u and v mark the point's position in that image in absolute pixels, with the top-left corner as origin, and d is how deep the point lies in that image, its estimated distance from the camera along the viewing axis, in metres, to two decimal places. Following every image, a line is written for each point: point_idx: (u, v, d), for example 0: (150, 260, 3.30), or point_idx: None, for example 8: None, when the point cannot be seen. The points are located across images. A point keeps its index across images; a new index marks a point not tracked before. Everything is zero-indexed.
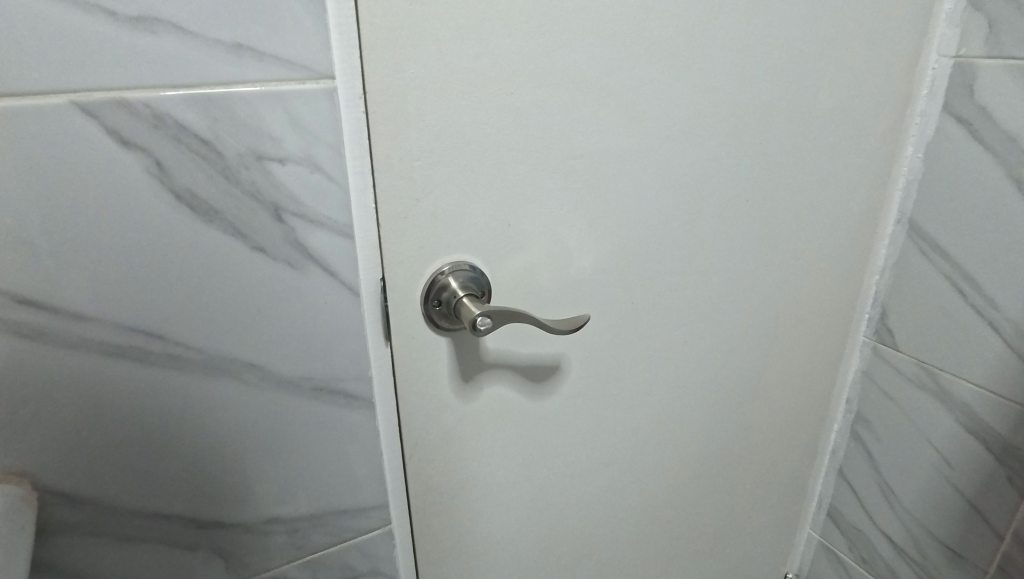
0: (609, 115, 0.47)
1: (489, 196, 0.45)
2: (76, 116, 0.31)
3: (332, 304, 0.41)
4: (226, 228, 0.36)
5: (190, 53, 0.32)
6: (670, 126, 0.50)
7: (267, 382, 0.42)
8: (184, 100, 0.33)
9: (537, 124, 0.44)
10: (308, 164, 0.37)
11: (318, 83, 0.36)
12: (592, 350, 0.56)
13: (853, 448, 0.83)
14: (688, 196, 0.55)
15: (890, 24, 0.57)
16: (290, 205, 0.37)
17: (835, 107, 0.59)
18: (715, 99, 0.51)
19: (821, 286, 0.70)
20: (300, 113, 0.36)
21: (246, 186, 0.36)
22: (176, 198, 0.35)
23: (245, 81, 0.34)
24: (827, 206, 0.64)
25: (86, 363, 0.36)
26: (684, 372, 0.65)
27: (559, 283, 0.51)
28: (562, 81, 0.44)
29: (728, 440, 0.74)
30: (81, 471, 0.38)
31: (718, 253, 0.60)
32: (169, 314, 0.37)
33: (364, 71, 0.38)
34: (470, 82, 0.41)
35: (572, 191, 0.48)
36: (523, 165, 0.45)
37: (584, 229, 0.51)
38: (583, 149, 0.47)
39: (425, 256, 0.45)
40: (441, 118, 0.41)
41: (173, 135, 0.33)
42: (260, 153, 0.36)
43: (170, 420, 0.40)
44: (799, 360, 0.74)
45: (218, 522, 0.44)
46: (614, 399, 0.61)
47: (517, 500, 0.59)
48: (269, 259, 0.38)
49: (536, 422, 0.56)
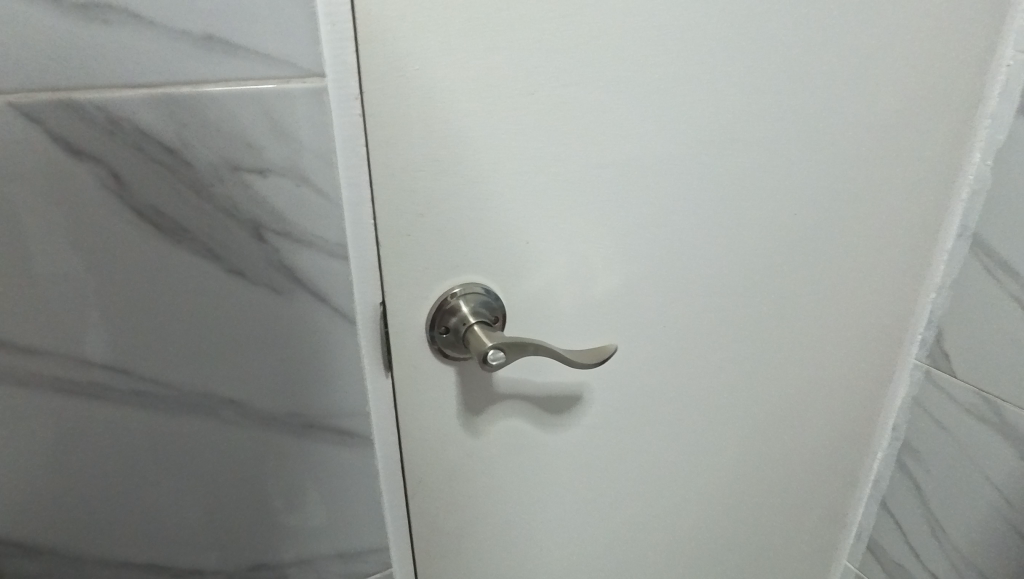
0: (641, 118, 0.41)
1: (503, 211, 0.39)
2: (18, 124, 0.27)
3: (324, 334, 0.36)
4: (196, 248, 0.32)
5: (150, 47, 0.28)
6: (710, 131, 0.44)
7: (249, 419, 0.37)
8: (144, 102, 0.29)
9: (559, 130, 0.39)
10: (293, 176, 0.32)
11: (303, 81, 0.30)
12: (616, 379, 0.50)
13: (900, 480, 0.74)
14: (727, 208, 0.48)
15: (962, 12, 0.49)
16: (272, 222, 0.33)
17: (897, 107, 0.51)
18: (760, 100, 0.45)
19: (873, 307, 0.62)
20: (282, 117, 0.31)
21: (220, 201, 0.31)
22: (137, 214, 0.30)
23: (215, 81, 0.29)
24: (883, 218, 0.57)
25: (39, 402, 0.32)
26: (718, 401, 0.58)
27: (580, 307, 0.45)
28: (590, 79, 0.38)
29: (765, 473, 0.67)
30: (39, 517, 0.35)
31: (758, 271, 0.53)
32: (134, 344, 0.33)
33: (359, 69, 0.32)
34: (483, 81, 0.35)
35: (597, 205, 0.42)
36: (543, 174, 0.39)
37: (612, 246, 0.44)
38: (611, 158, 0.41)
39: (430, 277, 0.39)
40: (449, 122, 0.35)
41: (132, 143, 0.29)
42: (236, 164, 0.31)
43: (140, 462, 0.36)
44: (844, 387, 0.67)
45: (197, 568, 0.40)
46: (640, 434, 0.54)
47: (532, 543, 0.53)
48: (248, 283, 0.33)
49: (554, 459, 0.50)
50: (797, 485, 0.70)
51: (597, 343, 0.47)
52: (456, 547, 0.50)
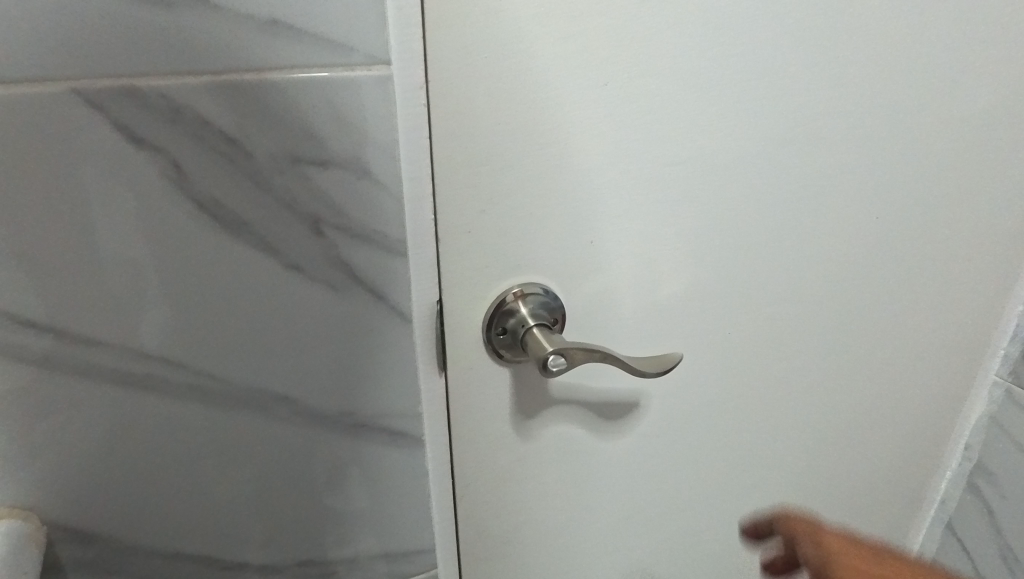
0: (719, 112, 0.38)
1: (568, 209, 0.37)
2: (81, 111, 0.27)
3: (380, 332, 0.35)
4: (255, 242, 0.31)
5: (214, 33, 0.27)
6: (793, 127, 0.40)
7: (301, 416, 0.36)
8: (206, 90, 0.28)
9: (631, 123, 0.36)
10: (355, 169, 0.31)
11: (369, 69, 0.29)
12: (676, 388, 0.47)
13: (972, 508, 0.67)
14: (807, 211, 0.44)
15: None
16: (331, 217, 0.31)
17: (1001, 98, 0.45)
18: (851, 93, 0.41)
19: (950, 322, 0.56)
20: (346, 107, 0.29)
21: (280, 194, 0.30)
22: (197, 206, 0.30)
23: (280, 68, 0.28)
24: (977, 223, 0.51)
25: (98, 392, 0.32)
26: (783, 417, 0.54)
27: (643, 312, 0.43)
28: (666, 69, 0.35)
29: (832, 495, 0.62)
30: (94, 505, 0.35)
31: (836, 280, 0.48)
32: (191, 338, 0.32)
33: (425, 56, 0.31)
34: (553, 71, 0.33)
35: (665, 204, 0.39)
36: (611, 171, 0.37)
37: (679, 249, 0.41)
38: (684, 154, 0.38)
39: (488, 276, 0.37)
40: (517, 113, 0.33)
41: (194, 132, 0.28)
42: (297, 156, 0.30)
43: (193, 455, 0.35)
44: (920, 406, 0.61)
45: (245, 562, 0.40)
46: (697, 447, 0.51)
47: (578, 551, 0.52)
48: (304, 279, 0.33)
49: (606, 469, 0.48)
50: (863, 507, 0.66)
51: (659, 351, 0.44)
52: (501, 550, 0.49)
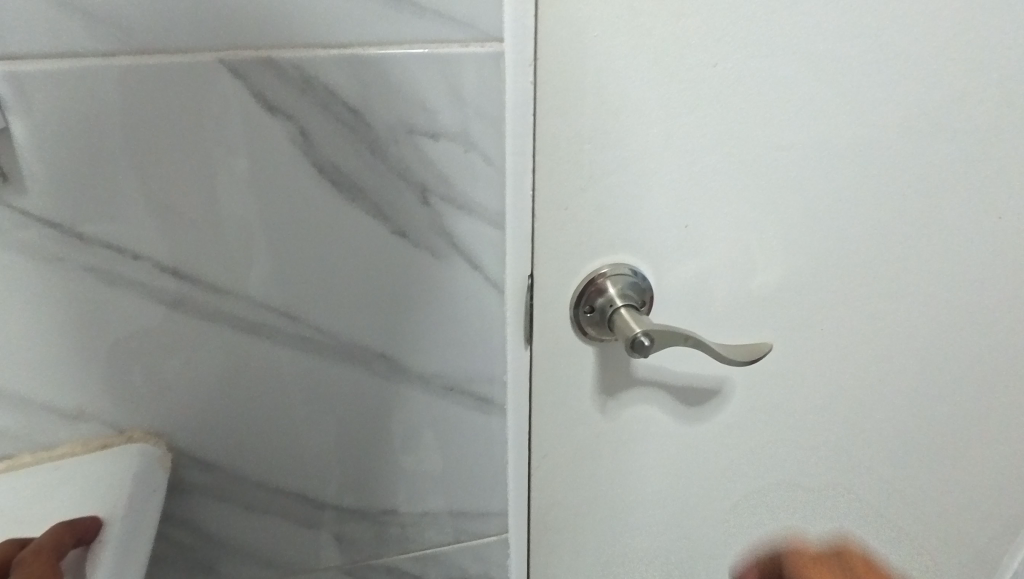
0: (834, 97, 0.37)
1: (665, 189, 0.37)
2: (224, 77, 0.29)
3: (474, 301, 0.37)
4: (368, 207, 0.33)
5: (347, 8, 0.28)
6: (915, 115, 0.38)
7: (395, 374, 0.39)
8: (335, 62, 0.29)
9: (740, 106, 0.35)
10: (464, 141, 0.32)
11: (484, 45, 0.30)
12: (763, 380, 0.46)
13: None
14: (921, 203, 0.42)
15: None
16: (438, 186, 0.33)
17: None
18: (978, 79, 0.38)
19: None
20: (460, 81, 0.31)
21: (394, 163, 0.32)
22: (319, 171, 0.32)
23: (402, 42, 0.29)
24: None
25: (222, 335, 0.35)
26: (876, 422, 0.51)
27: (736, 300, 0.42)
28: (783, 48, 0.34)
29: (921, 509, 0.59)
30: (211, 438, 0.39)
31: (945, 277, 0.45)
32: (304, 294, 0.35)
33: (538, 32, 0.31)
34: (663, 50, 0.33)
35: (770, 190, 0.38)
36: (714, 153, 0.36)
37: (780, 237, 0.40)
38: (792, 140, 0.37)
39: (581, 254, 0.38)
40: (624, 92, 0.33)
41: (322, 101, 0.30)
42: (412, 126, 0.31)
43: (298, 400, 0.39)
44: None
45: (336, 504, 0.43)
46: (777, 442, 0.49)
47: (645, 536, 0.51)
48: (409, 245, 0.34)
49: (682, 454, 0.48)
50: (956, 527, 0.62)
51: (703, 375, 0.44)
52: (571, 525, 0.49)
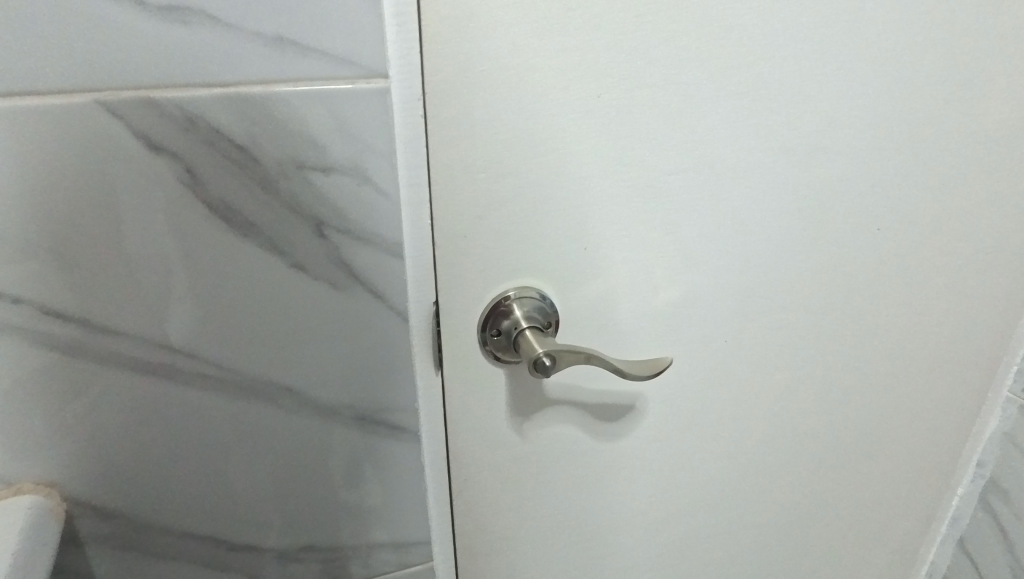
0: (716, 126, 0.39)
1: (561, 214, 0.38)
2: (101, 118, 0.29)
3: (379, 330, 0.37)
4: (262, 242, 0.33)
5: (226, 49, 0.29)
6: (793, 138, 0.41)
7: (304, 408, 0.38)
8: (218, 100, 0.30)
9: (626, 136, 0.37)
10: (356, 175, 0.33)
11: (369, 82, 0.31)
12: (673, 393, 0.48)
13: (983, 522, 0.66)
14: (807, 221, 0.44)
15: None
16: (333, 219, 0.33)
17: (1012, 117, 0.45)
18: (850, 106, 0.41)
19: (959, 334, 0.55)
20: (347, 117, 0.31)
21: (286, 198, 0.32)
22: (208, 208, 0.32)
23: (286, 81, 0.30)
24: (988, 237, 0.50)
25: (114, 378, 0.35)
26: (786, 426, 0.53)
27: (640, 316, 0.43)
28: (664, 80, 0.36)
29: (836, 506, 0.61)
30: (109, 485, 0.37)
31: (836, 286, 0.48)
32: (201, 331, 0.35)
33: (424, 69, 0.32)
34: (547, 84, 0.34)
35: (663, 214, 0.40)
36: (606, 179, 0.38)
37: (676, 255, 0.42)
38: (680, 165, 0.39)
39: (484, 279, 0.39)
40: (513, 124, 0.35)
41: (207, 139, 0.30)
42: (302, 161, 0.32)
43: (201, 440, 0.38)
44: (931, 422, 0.60)
45: (250, 545, 0.42)
46: (693, 451, 0.51)
47: (572, 552, 0.52)
48: (308, 278, 0.35)
49: (602, 468, 0.49)
50: (871, 521, 0.65)
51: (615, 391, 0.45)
52: (497, 547, 0.49)
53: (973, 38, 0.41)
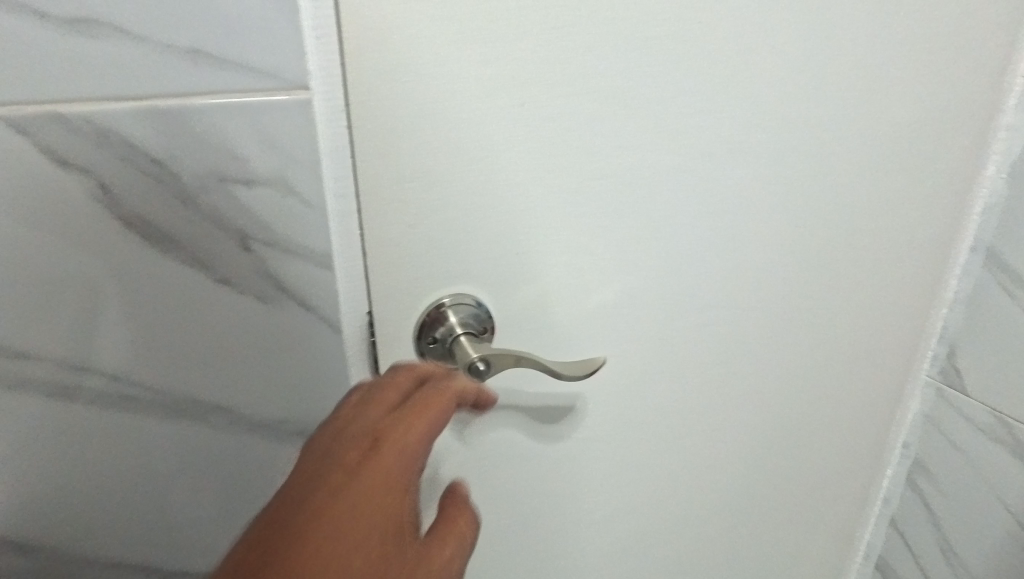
0: (639, 132, 0.40)
1: (493, 221, 0.39)
2: (5, 133, 0.28)
3: (313, 342, 0.37)
4: (184, 258, 0.33)
5: (139, 62, 0.29)
6: (715, 142, 0.43)
7: (236, 426, 0.38)
8: (132, 113, 0.29)
9: (551, 144, 0.38)
10: (280, 187, 0.32)
11: (289, 94, 0.31)
12: (613, 391, 0.49)
13: (911, 499, 0.70)
14: (731, 221, 0.46)
15: (984, 10, 0.46)
16: (258, 232, 0.33)
17: (912, 121, 0.48)
18: (765, 111, 0.43)
19: (878, 324, 0.59)
20: (268, 129, 0.31)
21: (208, 212, 0.32)
22: (125, 224, 0.31)
23: (202, 93, 0.30)
24: (898, 230, 0.54)
25: (29, 403, 0.33)
26: (723, 418, 0.55)
27: (576, 317, 0.45)
28: (586, 89, 0.37)
29: (775, 492, 0.64)
30: (26, 517, 0.36)
31: (763, 281, 0.50)
32: (121, 351, 0.34)
33: (347, 81, 0.32)
34: (472, 94, 0.35)
35: (592, 218, 0.42)
36: (535, 185, 0.39)
37: (608, 257, 0.43)
38: (606, 170, 0.40)
39: (419, 287, 0.39)
40: (441, 134, 0.35)
41: (121, 153, 0.30)
42: (223, 174, 0.31)
43: (126, 465, 0.36)
44: (858, 407, 0.63)
45: (184, 571, 0.41)
46: (636, 446, 0.52)
47: (520, 552, 0.52)
48: (234, 292, 0.34)
49: (546, 468, 0.49)
50: (809, 505, 0.67)
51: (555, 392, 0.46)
52: None
53: (875, 46, 0.44)
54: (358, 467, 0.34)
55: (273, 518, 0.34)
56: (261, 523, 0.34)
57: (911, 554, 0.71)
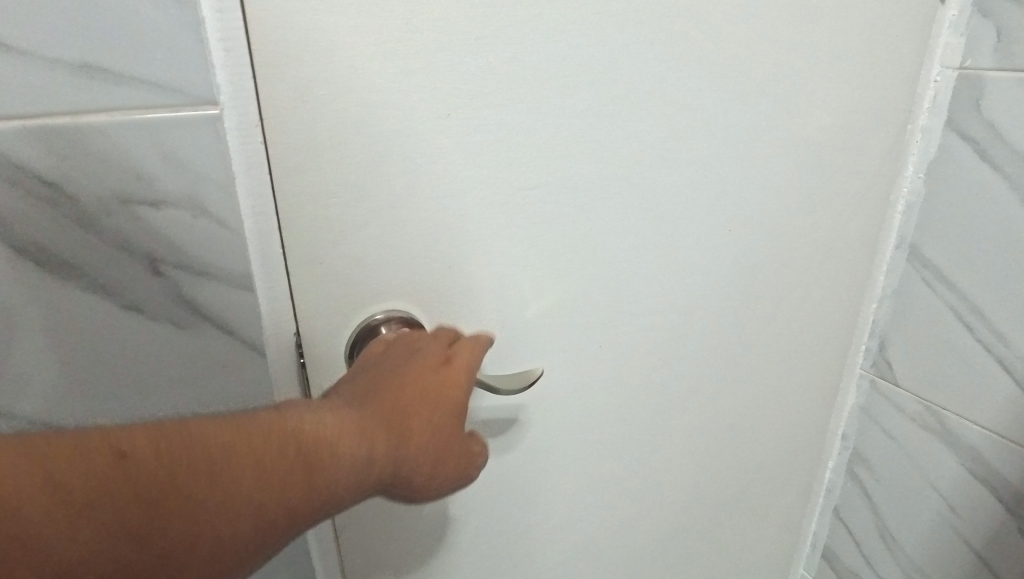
0: (569, 142, 0.40)
1: (424, 235, 0.38)
2: None
3: (235, 366, 0.35)
4: (87, 285, 0.31)
5: (24, 78, 0.27)
6: (644, 149, 0.43)
7: None
8: (20, 133, 0.27)
9: (479, 156, 0.38)
10: (190, 207, 0.31)
11: (195, 109, 0.30)
12: (555, 399, 0.49)
13: (851, 488, 0.72)
14: (665, 226, 0.47)
15: (892, 18, 0.48)
16: (168, 254, 0.32)
17: (833, 125, 0.50)
18: (693, 118, 0.44)
19: (812, 322, 0.60)
20: (174, 146, 0.30)
21: (111, 236, 0.30)
22: (17, 250, 0.29)
23: (98, 111, 0.28)
24: (826, 229, 0.55)
25: None
26: (666, 420, 0.56)
27: (514, 328, 0.44)
28: (513, 100, 0.37)
29: (721, 489, 0.64)
30: None
31: (699, 283, 0.51)
32: (22, 387, 0.32)
33: (259, 95, 0.31)
34: (395, 106, 0.34)
35: (526, 229, 0.41)
36: (465, 197, 0.38)
37: (544, 265, 0.43)
38: (537, 180, 0.40)
39: (348, 305, 0.38)
40: (363, 148, 0.34)
41: (9, 176, 0.28)
42: (125, 196, 0.30)
43: None
44: (797, 402, 0.65)
45: None
46: (581, 452, 0.52)
47: (468, 567, 0.52)
48: (145, 318, 0.32)
49: (490, 481, 0.49)
50: (755, 501, 0.68)
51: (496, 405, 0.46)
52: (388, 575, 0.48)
53: (794, 53, 0.45)
54: (408, 396, 0.33)
55: (322, 416, 0.30)
56: (309, 414, 0.30)
57: (854, 543, 0.73)
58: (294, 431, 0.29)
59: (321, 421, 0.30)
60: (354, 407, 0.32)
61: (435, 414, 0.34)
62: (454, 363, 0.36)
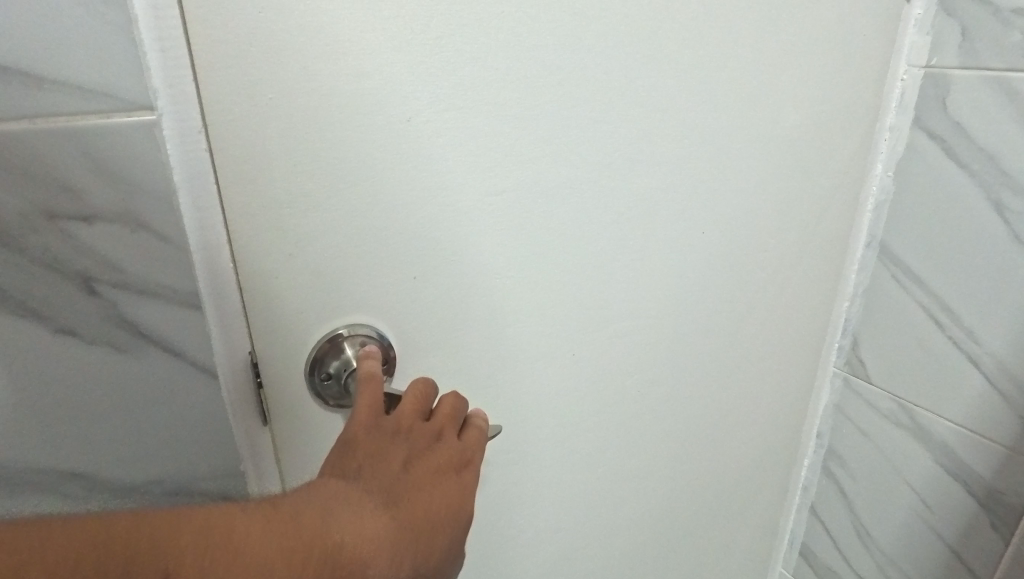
0: (535, 145, 0.39)
1: (384, 245, 0.36)
2: None
3: (183, 390, 0.33)
4: (13, 307, 0.29)
5: None
6: (613, 151, 0.42)
7: (98, 490, 0.34)
8: None
9: (443, 161, 0.36)
10: (126, 221, 0.29)
11: (130, 115, 0.27)
12: (526, 409, 0.47)
13: (826, 486, 0.72)
14: (635, 228, 0.45)
15: (860, 16, 0.48)
16: (104, 273, 0.29)
17: (801, 125, 0.50)
18: (662, 118, 0.42)
19: (785, 322, 0.60)
20: (105, 156, 0.27)
21: (38, 254, 0.28)
22: None
23: (18, 118, 0.26)
24: (796, 228, 0.55)
25: None
26: (641, 425, 0.55)
27: (483, 338, 0.43)
28: (476, 102, 0.35)
29: (697, 492, 0.64)
30: None
31: (671, 286, 0.50)
32: None
33: (202, 99, 0.29)
34: (350, 109, 0.32)
35: (493, 236, 0.40)
36: (428, 205, 0.37)
37: (512, 273, 0.42)
38: (503, 185, 0.39)
39: (305, 320, 0.36)
40: (317, 154, 0.32)
41: None
42: (52, 211, 0.27)
43: None
44: (771, 402, 0.64)
45: None
46: (554, 461, 0.51)
47: None
48: (81, 342, 0.30)
49: None
50: (731, 502, 0.68)
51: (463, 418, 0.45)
52: None
53: (762, 51, 0.44)
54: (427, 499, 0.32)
55: (362, 527, 0.28)
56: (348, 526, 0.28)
57: (830, 541, 0.73)
58: (331, 555, 0.27)
59: (361, 537, 0.28)
60: (389, 513, 0.30)
61: (456, 526, 0.32)
62: (473, 468, 0.35)
